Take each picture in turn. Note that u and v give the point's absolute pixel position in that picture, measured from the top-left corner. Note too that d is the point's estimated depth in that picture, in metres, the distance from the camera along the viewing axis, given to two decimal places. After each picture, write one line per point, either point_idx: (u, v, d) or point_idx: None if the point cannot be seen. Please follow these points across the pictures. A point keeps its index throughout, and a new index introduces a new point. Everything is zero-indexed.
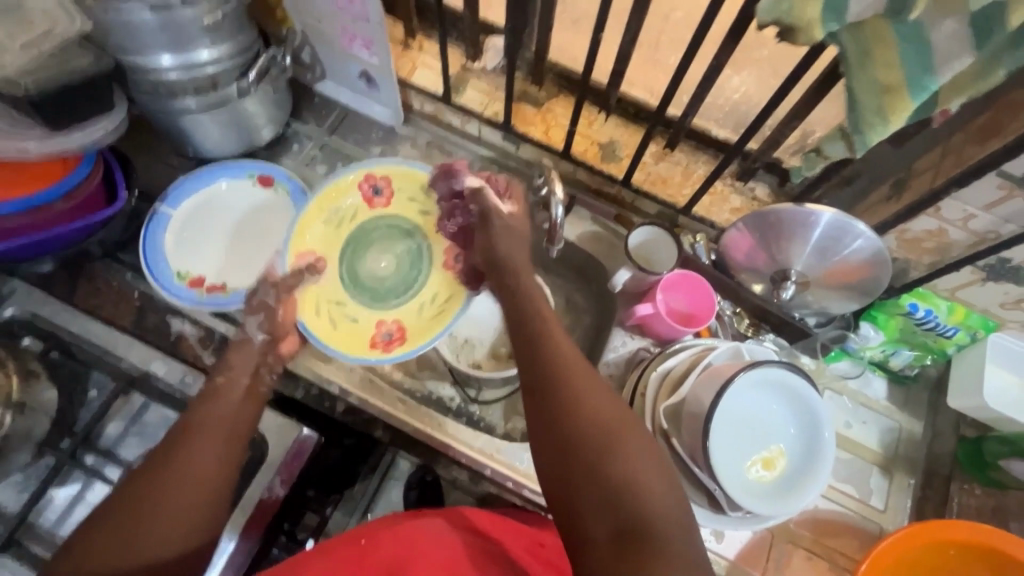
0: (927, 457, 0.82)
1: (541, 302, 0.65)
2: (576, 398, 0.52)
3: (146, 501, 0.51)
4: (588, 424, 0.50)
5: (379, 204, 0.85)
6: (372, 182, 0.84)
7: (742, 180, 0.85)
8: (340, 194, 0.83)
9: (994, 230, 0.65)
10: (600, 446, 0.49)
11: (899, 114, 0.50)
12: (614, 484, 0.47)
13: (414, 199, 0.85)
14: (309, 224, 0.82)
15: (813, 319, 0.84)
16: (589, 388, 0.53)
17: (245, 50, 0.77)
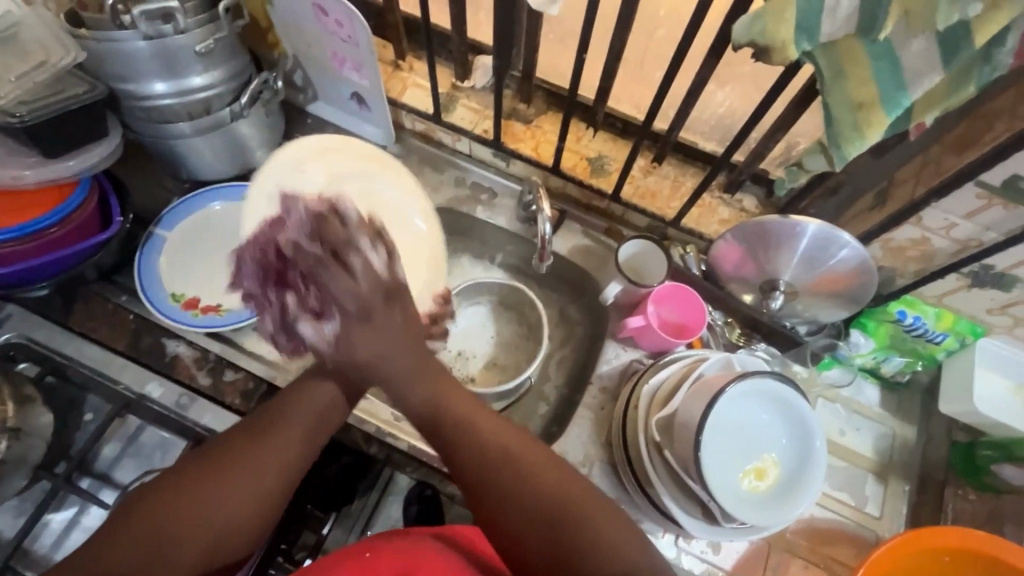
0: (922, 464, 0.82)
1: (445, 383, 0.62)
2: (495, 467, 0.56)
3: (203, 499, 0.54)
4: (528, 485, 0.55)
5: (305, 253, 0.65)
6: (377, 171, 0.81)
7: (729, 192, 0.86)
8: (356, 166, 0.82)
9: (976, 238, 0.67)
10: (541, 507, 0.54)
11: (874, 129, 0.51)
12: (557, 535, 0.53)
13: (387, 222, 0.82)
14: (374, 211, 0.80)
15: (804, 328, 0.84)
16: (521, 451, 0.58)
17: (237, 75, 0.79)
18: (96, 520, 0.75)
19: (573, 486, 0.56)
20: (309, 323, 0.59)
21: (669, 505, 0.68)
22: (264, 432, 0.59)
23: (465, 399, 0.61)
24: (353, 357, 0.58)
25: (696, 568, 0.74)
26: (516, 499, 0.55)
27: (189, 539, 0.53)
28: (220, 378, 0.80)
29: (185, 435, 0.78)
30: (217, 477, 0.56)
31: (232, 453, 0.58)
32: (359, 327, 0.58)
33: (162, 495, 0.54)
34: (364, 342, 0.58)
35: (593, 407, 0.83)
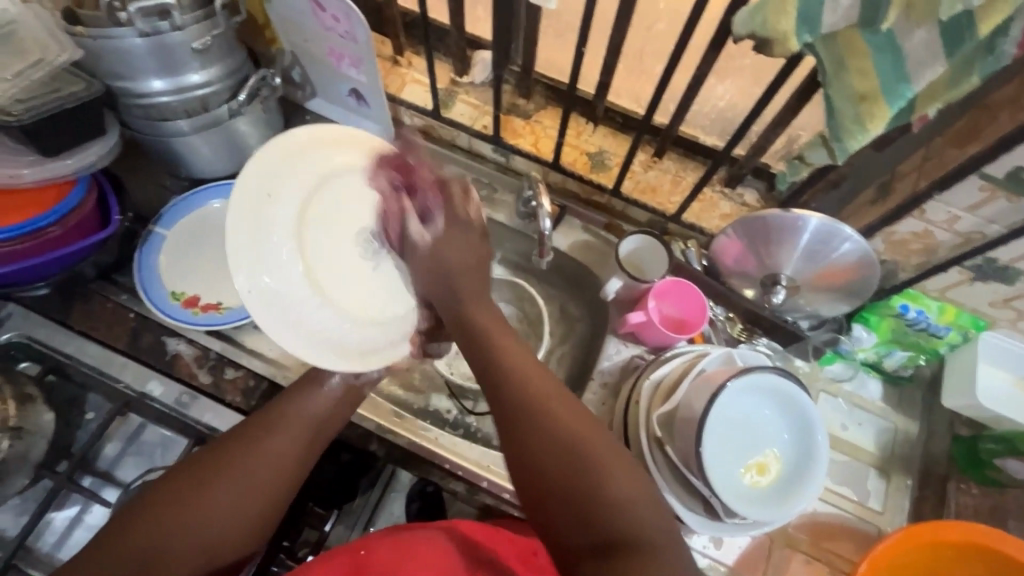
0: (923, 458, 0.82)
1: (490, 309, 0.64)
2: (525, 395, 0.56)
3: (207, 500, 0.55)
4: (547, 422, 0.54)
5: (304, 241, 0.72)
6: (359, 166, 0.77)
7: (730, 186, 0.86)
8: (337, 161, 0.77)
9: (980, 231, 0.66)
10: (559, 448, 0.52)
11: (876, 122, 0.50)
12: (576, 486, 0.50)
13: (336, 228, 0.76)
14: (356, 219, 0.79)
15: (806, 323, 0.84)
16: (547, 389, 0.56)
17: (235, 72, 0.78)
18: (99, 518, 0.75)
19: (590, 430, 0.53)
20: (416, 221, 0.69)
21: (670, 500, 0.68)
22: (264, 433, 0.60)
23: (504, 332, 0.62)
24: (438, 259, 0.66)
25: (698, 564, 0.74)
26: (539, 444, 0.53)
27: (189, 543, 0.54)
28: (220, 376, 0.79)
29: (186, 433, 0.78)
30: (219, 477, 0.57)
31: (232, 455, 0.58)
32: (453, 233, 0.67)
33: (164, 499, 0.55)
34: (450, 246, 0.66)
35: (594, 403, 0.83)
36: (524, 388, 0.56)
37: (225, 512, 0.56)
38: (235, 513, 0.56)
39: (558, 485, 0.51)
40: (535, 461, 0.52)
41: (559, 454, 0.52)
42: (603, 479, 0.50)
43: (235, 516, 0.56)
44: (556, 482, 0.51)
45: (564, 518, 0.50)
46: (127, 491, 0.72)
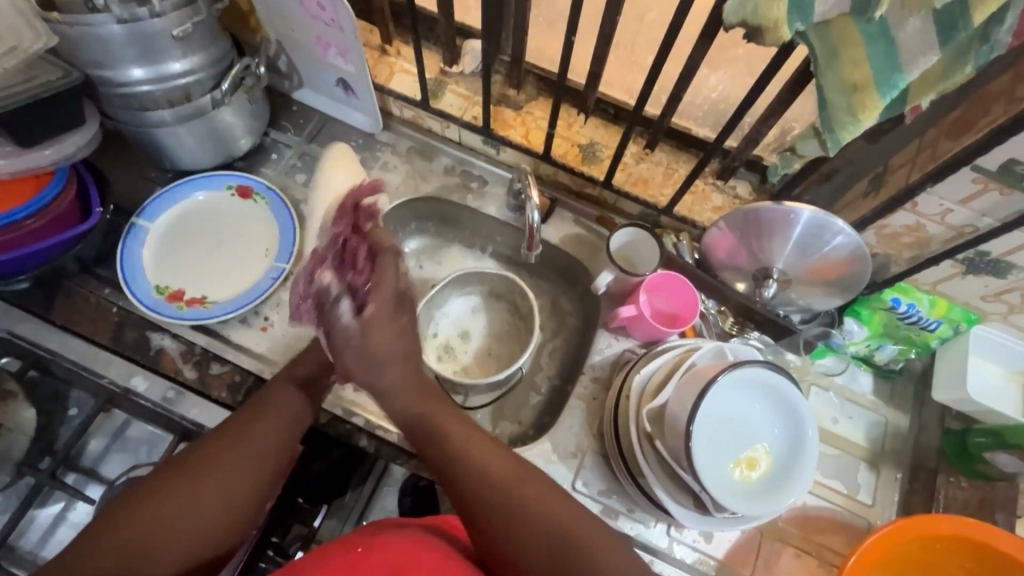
0: (914, 450, 0.82)
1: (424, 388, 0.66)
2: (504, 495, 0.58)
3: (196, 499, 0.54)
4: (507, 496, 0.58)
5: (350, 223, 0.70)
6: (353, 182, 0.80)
7: (722, 179, 0.85)
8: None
9: (972, 224, 0.66)
10: (517, 512, 0.57)
11: (869, 112, 0.50)
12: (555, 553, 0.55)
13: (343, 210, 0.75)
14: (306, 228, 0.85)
15: (798, 316, 0.84)
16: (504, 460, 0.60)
17: (217, 60, 0.76)
18: (83, 516, 0.74)
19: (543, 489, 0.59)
20: (349, 304, 0.64)
21: (660, 495, 0.67)
22: (240, 430, 0.60)
23: (460, 424, 0.63)
24: (371, 347, 0.63)
25: (688, 558, 0.74)
26: (501, 507, 0.57)
27: (173, 540, 0.52)
28: (206, 371, 0.78)
29: (171, 428, 0.77)
30: (202, 479, 0.55)
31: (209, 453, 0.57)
32: (385, 317, 0.65)
33: (141, 498, 0.53)
34: (383, 327, 0.64)
35: (585, 398, 0.82)
36: (483, 473, 0.59)
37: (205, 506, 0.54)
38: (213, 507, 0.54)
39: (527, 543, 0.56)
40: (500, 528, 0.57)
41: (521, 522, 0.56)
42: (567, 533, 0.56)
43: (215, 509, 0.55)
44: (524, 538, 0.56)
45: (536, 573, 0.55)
46: (110, 488, 0.72)
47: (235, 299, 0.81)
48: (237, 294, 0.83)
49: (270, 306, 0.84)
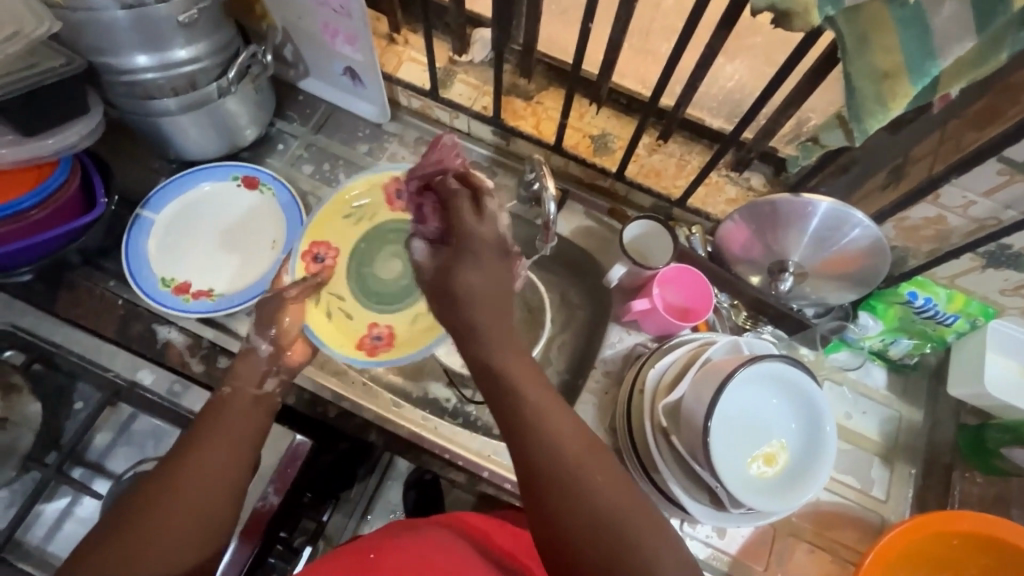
0: (928, 446, 0.81)
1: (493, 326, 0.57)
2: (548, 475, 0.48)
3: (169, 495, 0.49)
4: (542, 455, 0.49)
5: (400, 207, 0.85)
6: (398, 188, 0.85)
7: (736, 170, 0.84)
8: (369, 188, 0.85)
9: (995, 217, 0.64)
10: (553, 477, 0.48)
11: (899, 100, 0.48)
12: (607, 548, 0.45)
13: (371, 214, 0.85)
14: (322, 225, 0.83)
15: (812, 310, 0.83)
16: (544, 415, 0.51)
17: (223, 48, 0.75)
18: (90, 510, 0.73)
19: (586, 454, 0.49)
20: (420, 243, 0.65)
21: (675, 490, 0.67)
22: (217, 424, 0.56)
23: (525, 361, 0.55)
24: (451, 285, 0.60)
25: (701, 553, 0.74)
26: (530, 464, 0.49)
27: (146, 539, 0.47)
28: (214, 365, 0.77)
29: (178, 423, 0.75)
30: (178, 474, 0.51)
31: (173, 462, 0.52)
32: (466, 259, 0.60)
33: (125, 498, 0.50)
34: (467, 269, 0.59)
35: (596, 392, 0.82)
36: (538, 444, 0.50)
37: (174, 516, 0.48)
38: (184, 518, 0.48)
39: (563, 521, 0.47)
40: (536, 495, 0.48)
41: (557, 492, 0.47)
42: (613, 512, 0.46)
43: (189, 519, 0.48)
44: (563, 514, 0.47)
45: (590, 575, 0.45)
46: (118, 483, 0.71)
47: (243, 293, 0.80)
48: (244, 286, 0.82)
49: None
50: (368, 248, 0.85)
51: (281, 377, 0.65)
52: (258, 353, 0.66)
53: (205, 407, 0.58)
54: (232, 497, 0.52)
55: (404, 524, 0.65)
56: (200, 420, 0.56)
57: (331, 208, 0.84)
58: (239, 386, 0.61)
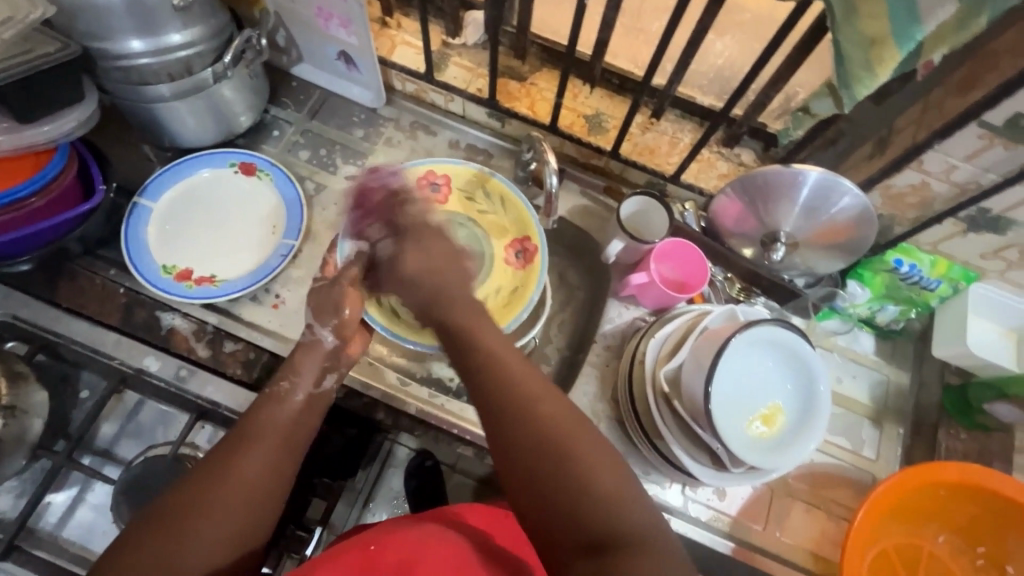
0: (915, 408, 0.85)
1: (460, 287, 0.63)
2: (513, 415, 0.52)
3: (226, 480, 0.53)
4: (538, 430, 0.51)
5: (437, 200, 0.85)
6: (432, 181, 0.86)
7: (727, 147, 0.87)
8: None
9: (975, 181, 0.67)
10: (514, 419, 0.52)
11: (885, 65, 0.51)
12: (571, 488, 0.49)
13: None
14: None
15: (803, 280, 0.86)
16: (544, 397, 0.53)
17: (218, 33, 0.75)
18: (102, 496, 0.74)
19: (546, 400, 0.53)
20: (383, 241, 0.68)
21: (679, 454, 0.69)
22: (267, 419, 0.59)
23: (497, 335, 0.58)
24: (403, 273, 0.64)
25: (703, 515, 0.77)
26: (501, 412, 0.53)
27: (211, 512, 0.52)
28: (220, 349, 0.78)
29: (187, 408, 0.76)
30: (230, 461, 0.55)
31: (221, 454, 0.56)
32: (410, 248, 0.64)
33: (195, 474, 0.54)
34: (411, 255, 0.64)
35: (598, 365, 0.84)
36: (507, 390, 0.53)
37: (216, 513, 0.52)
38: (230, 511, 0.52)
39: (556, 500, 0.49)
40: (510, 444, 0.52)
41: (552, 470, 0.49)
42: (577, 456, 0.50)
43: (230, 518, 0.52)
44: (552, 491, 0.49)
45: (556, 517, 0.48)
46: (129, 468, 0.72)
47: (247, 277, 0.81)
48: (247, 272, 0.83)
49: (280, 284, 0.84)
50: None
51: (340, 374, 0.68)
52: (322, 346, 0.68)
53: (267, 392, 0.62)
54: (277, 490, 0.56)
55: (409, 518, 0.66)
56: (249, 414, 0.60)
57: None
58: (296, 383, 0.63)
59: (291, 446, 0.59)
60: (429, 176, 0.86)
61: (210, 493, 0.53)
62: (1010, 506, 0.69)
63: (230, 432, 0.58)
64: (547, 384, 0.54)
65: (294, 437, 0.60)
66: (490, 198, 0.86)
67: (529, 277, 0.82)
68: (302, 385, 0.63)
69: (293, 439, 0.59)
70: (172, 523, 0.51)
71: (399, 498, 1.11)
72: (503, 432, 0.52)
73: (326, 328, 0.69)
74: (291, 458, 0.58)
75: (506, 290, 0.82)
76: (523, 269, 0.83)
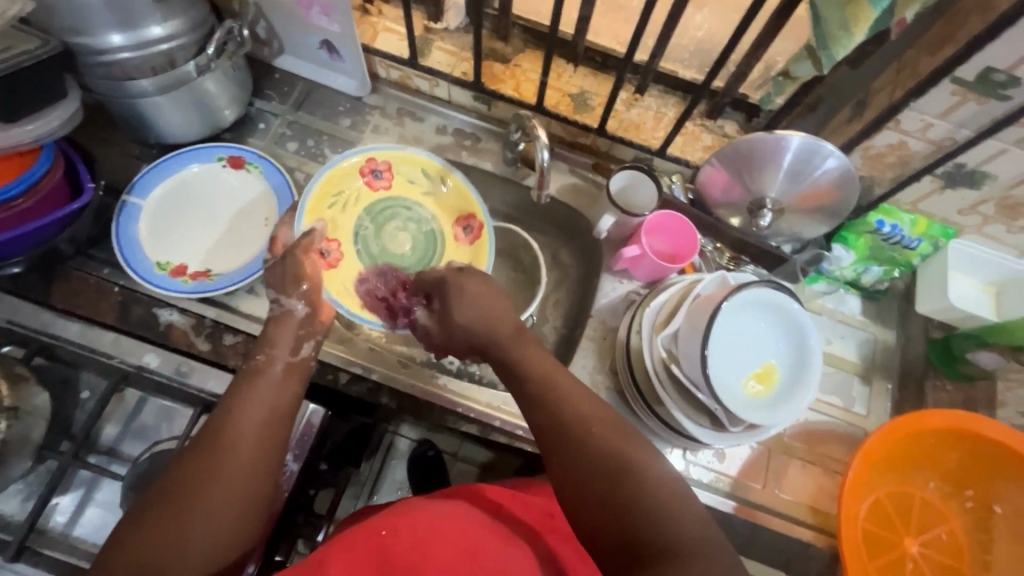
0: (901, 363, 0.88)
1: (521, 331, 0.65)
2: (563, 426, 0.55)
3: (218, 467, 0.53)
4: (592, 451, 0.52)
5: (380, 187, 0.89)
6: (374, 168, 0.88)
7: (711, 119, 0.88)
8: (345, 178, 0.87)
9: (950, 137, 0.70)
10: (562, 430, 0.54)
11: (860, 25, 0.53)
12: (607, 487, 0.50)
13: (358, 197, 0.88)
14: (319, 210, 0.84)
15: (789, 246, 0.88)
16: (598, 419, 0.55)
17: (198, 25, 0.74)
18: (111, 494, 0.74)
19: (585, 411, 0.56)
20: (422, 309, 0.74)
21: (679, 417, 0.71)
22: (248, 395, 0.59)
23: (548, 362, 0.61)
24: (454, 326, 0.67)
25: (705, 477, 0.79)
26: (549, 425, 0.56)
27: (203, 496, 0.52)
28: (220, 343, 0.78)
29: (191, 403, 0.76)
30: (218, 445, 0.55)
31: (212, 434, 0.56)
32: (457, 303, 0.67)
33: (185, 460, 0.54)
34: (464, 310, 0.66)
35: (595, 339, 0.85)
36: (558, 411, 0.56)
37: (216, 491, 0.53)
38: (226, 494, 0.53)
39: (593, 501, 0.50)
40: (560, 453, 0.54)
41: (595, 473, 0.51)
42: (616, 458, 0.51)
43: (226, 505, 0.53)
44: (591, 494, 0.51)
45: (595, 518, 0.50)
46: (137, 464, 0.73)
47: (242, 270, 0.81)
48: (241, 265, 0.83)
49: None
50: (369, 224, 0.89)
51: (318, 340, 0.69)
52: (296, 315, 0.69)
53: (245, 367, 0.62)
54: (266, 468, 0.56)
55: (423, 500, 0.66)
56: (229, 394, 0.60)
57: (316, 196, 0.84)
58: (272, 354, 0.64)
59: (275, 421, 0.59)
60: (371, 164, 0.88)
61: (202, 480, 0.53)
62: (995, 449, 0.72)
63: (212, 415, 0.58)
64: (598, 404, 0.57)
65: (280, 408, 0.60)
66: (431, 178, 0.90)
67: (476, 251, 0.88)
68: (279, 356, 0.64)
69: (279, 410, 0.60)
70: (174, 518, 0.51)
71: (404, 488, 1.11)
72: (551, 444, 0.55)
73: (295, 299, 0.70)
74: (281, 434, 0.59)
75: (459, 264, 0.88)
76: (469, 245, 0.89)
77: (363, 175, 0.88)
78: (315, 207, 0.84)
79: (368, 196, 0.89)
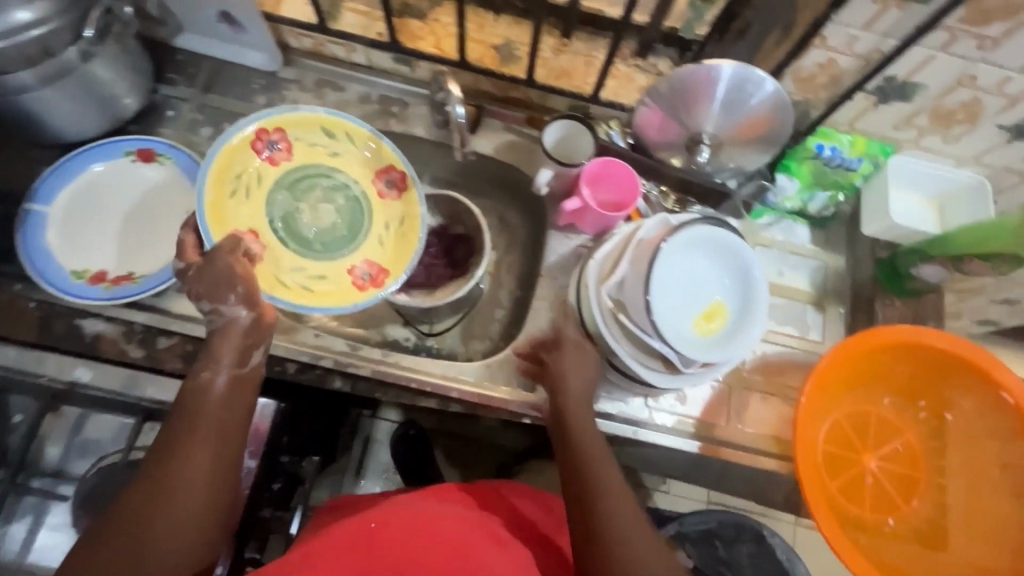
0: (852, 286, 0.88)
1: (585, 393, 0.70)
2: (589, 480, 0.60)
3: (182, 491, 0.51)
4: (608, 506, 0.57)
5: (282, 159, 0.79)
6: (267, 139, 0.77)
7: (642, 57, 0.85)
8: (234, 161, 0.75)
9: (878, 49, 0.68)
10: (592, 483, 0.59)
11: None
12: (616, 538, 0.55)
13: (259, 177, 0.77)
14: (221, 204, 0.74)
15: (733, 181, 0.84)
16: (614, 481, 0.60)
17: (69, 4, 0.64)
18: (62, 515, 0.71)
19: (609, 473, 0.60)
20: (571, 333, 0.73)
21: (632, 364, 0.71)
22: (213, 420, 0.57)
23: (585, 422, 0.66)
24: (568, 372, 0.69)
25: (669, 422, 0.80)
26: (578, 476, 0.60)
27: (164, 518, 0.50)
28: (154, 347, 0.75)
29: (132, 412, 0.73)
30: (178, 466, 0.52)
31: (168, 454, 0.53)
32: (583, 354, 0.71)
33: (144, 481, 0.51)
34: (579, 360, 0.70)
35: (547, 298, 0.83)
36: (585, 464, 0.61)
37: (176, 513, 0.50)
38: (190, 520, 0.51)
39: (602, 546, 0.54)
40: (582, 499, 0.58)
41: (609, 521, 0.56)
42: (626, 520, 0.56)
43: (183, 524, 0.51)
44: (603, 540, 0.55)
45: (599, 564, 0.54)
46: (84, 480, 0.70)
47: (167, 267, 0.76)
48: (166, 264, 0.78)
49: None
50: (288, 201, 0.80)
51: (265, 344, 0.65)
52: (239, 323, 0.64)
53: (190, 385, 0.58)
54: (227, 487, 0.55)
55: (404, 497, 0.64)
56: (184, 410, 0.57)
57: (213, 191, 0.74)
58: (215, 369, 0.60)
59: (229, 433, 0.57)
60: (262, 136, 0.78)
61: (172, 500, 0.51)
62: (942, 359, 0.74)
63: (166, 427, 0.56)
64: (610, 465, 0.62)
65: (229, 421, 0.58)
66: (335, 137, 0.81)
67: (410, 203, 0.81)
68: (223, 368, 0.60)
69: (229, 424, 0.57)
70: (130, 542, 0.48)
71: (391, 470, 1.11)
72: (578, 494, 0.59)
73: (234, 302, 0.64)
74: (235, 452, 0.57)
75: (394, 224, 0.81)
76: (399, 198, 0.82)
77: (258, 152, 0.77)
78: (216, 206, 0.73)
79: (272, 174, 0.79)
